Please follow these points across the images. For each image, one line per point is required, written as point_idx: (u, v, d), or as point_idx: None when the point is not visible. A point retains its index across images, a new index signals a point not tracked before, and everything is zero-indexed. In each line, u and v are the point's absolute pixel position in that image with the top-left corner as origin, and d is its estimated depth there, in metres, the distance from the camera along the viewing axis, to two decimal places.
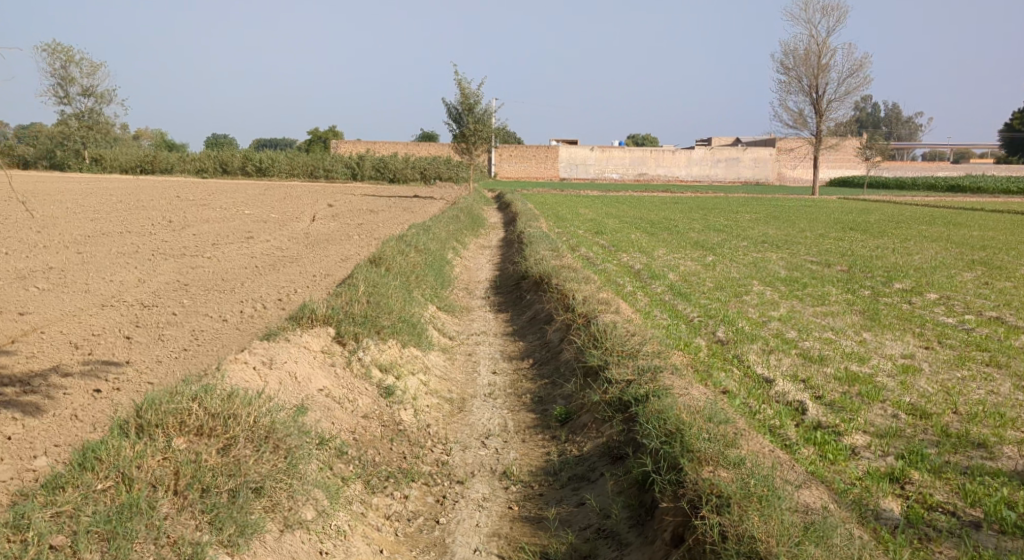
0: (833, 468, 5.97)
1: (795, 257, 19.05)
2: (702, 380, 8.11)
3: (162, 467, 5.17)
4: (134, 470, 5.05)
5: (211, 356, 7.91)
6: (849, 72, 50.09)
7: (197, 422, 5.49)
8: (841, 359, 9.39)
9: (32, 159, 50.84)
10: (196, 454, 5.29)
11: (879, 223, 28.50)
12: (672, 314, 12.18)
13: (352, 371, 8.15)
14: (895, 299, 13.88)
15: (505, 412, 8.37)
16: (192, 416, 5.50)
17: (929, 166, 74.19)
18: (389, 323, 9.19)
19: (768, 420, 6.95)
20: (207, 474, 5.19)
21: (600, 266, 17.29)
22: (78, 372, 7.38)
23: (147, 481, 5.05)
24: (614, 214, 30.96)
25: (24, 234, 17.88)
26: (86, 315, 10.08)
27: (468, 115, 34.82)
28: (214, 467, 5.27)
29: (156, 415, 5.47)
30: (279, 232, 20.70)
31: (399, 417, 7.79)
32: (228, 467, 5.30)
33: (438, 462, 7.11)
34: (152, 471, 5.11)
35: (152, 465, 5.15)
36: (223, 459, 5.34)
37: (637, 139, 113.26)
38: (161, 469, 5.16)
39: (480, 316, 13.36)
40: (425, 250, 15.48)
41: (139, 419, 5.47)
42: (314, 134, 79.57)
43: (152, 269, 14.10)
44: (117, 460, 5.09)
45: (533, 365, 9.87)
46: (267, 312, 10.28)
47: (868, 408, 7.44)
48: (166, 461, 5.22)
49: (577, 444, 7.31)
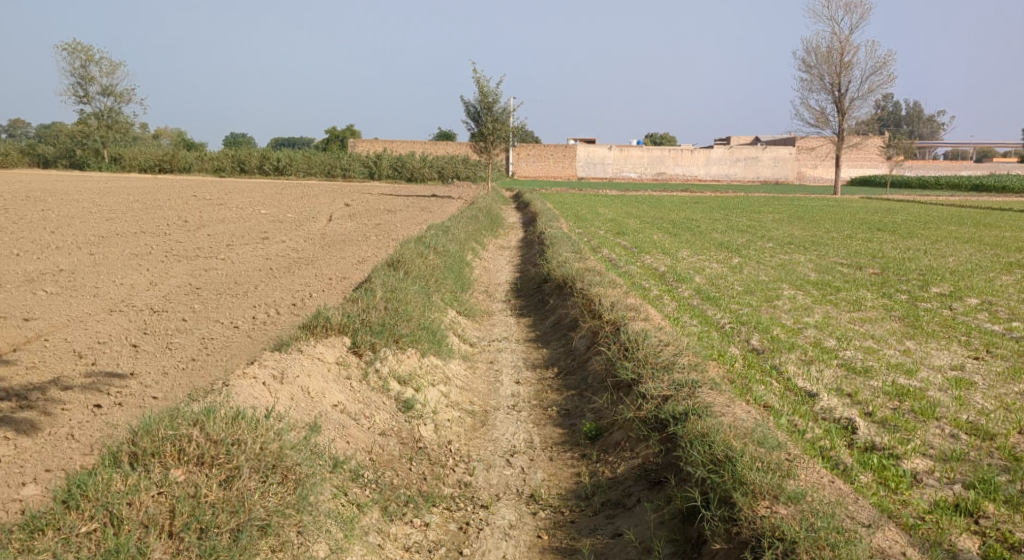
0: (898, 500, 5.49)
1: (823, 260, 18.45)
2: (741, 395, 7.58)
3: (157, 504, 4.73)
4: (125, 509, 4.64)
5: (219, 368, 7.46)
6: (873, 68, 49.07)
7: (197, 450, 5.02)
8: (888, 371, 8.79)
9: (52, 159, 50.77)
10: (195, 489, 4.83)
11: (907, 224, 27.78)
12: (702, 320, 11.62)
13: (369, 385, 7.67)
14: (935, 305, 13.26)
15: (530, 427, 7.87)
16: (192, 443, 5.03)
17: (953, 166, 72.87)
18: (408, 332, 8.70)
19: (818, 441, 6.42)
20: (206, 513, 4.73)
21: (623, 268, 16.77)
22: (77, 384, 6.95)
23: (138, 522, 4.62)
24: (635, 214, 30.37)
25: (36, 235, 17.52)
26: (92, 321, 9.68)
27: (486, 114, 34.22)
28: (215, 503, 4.81)
29: (154, 442, 5.01)
30: (295, 233, 20.27)
31: (419, 434, 7.32)
32: (230, 503, 4.84)
33: (460, 484, 6.63)
34: (144, 509, 4.68)
35: (145, 502, 4.72)
36: (225, 493, 4.88)
37: (654, 138, 112.24)
38: (156, 506, 4.72)
39: (501, 320, 12.87)
40: (443, 252, 14.99)
41: (134, 445, 5.02)
42: (332, 133, 79.14)
43: (164, 271, 13.72)
44: (107, 498, 4.67)
45: (558, 375, 9.37)
46: (281, 318, 9.84)
47: (924, 428, 6.88)
48: (161, 497, 4.77)
49: (610, 464, 6.80)
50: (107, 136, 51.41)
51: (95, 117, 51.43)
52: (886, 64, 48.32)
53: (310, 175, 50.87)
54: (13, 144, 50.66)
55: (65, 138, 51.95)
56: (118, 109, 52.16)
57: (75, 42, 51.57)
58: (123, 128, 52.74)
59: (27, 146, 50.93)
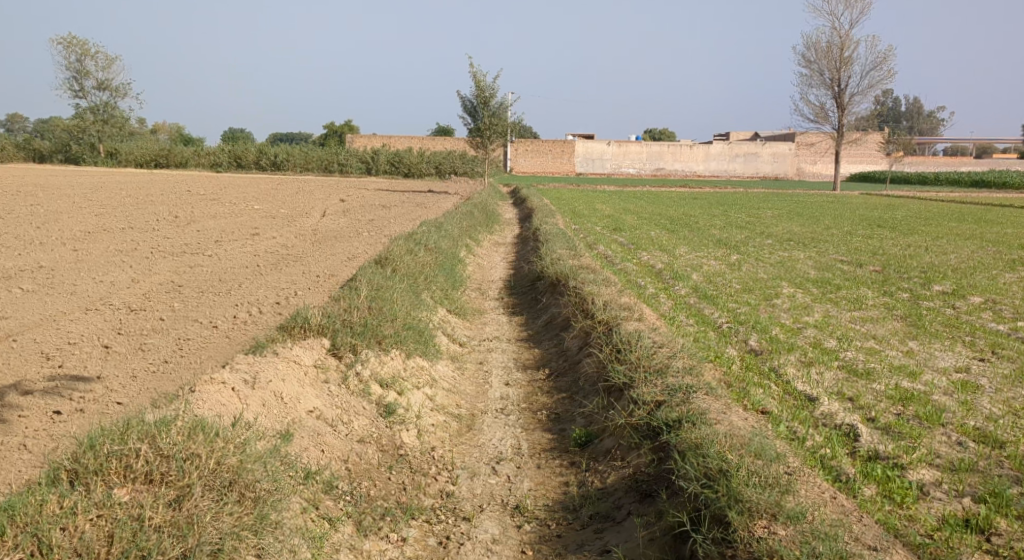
0: (904, 517, 5.16)
1: (823, 257, 18.06)
2: (739, 400, 7.24)
3: (94, 530, 4.40)
4: (57, 535, 4.32)
5: (190, 372, 7.11)
6: (873, 64, 48.64)
7: (145, 467, 4.74)
8: (891, 374, 8.44)
9: (48, 154, 50.46)
10: (139, 510, 4.52)
11: (908, 220, 27.42)
12: (699, 319, 11.30)
13: (349, 389, 7.32)
14: (937, 303, 12.91)
15: (518, 432, 7.52)
16: (139, 460, 4.74)
17: (953, 161, 72.58)
18: (392, 332, 8.36)
19: (819, 450, 6.09)
20: (149, 539, 4.40)
21: (619, 266, 16.45)
22: (39, 389, 6.59)
23: (71, 550, 4.30)
24: (633, 211, 30.02)
25: (21, 230, 17.16)
26: (66, 320, 9.30)
27: (483, 109, 33.86)
28: (160, 527, 4.49)
29: (98, 459, 4.72)
30: (286, 229, 19.91)
31: (400, 440, 6.97)
32: (177, 526, 4.51)
33: (442, 494, 6.28)
34: (79, 536, 4.36)
35: (80, 527, 4.40)
36: (173, 515, 4.56)
37: (653, 134, 111.28)
38: (92, 531, 4.40)
39: (493, 319, 12.52)
40: (435, 248, 14.65)
41: (75, 462, 4.74)
42: (330, 129, 79.02)
43: (147, 268, 13.35)
44: (37, 522, 4.35)
45: (549, 376, 9.02)
46: (263, 318, 9.48)
47: (931, 435, 6.54)
48: (100, 521, 4.45)
49: (600, 473, 6.45)
50: (103, 130, 50.78)
51: (91, 112, 50.05)
52: (886, 60, 47.93)
53: (307, 170, 50.41)
54: (9, 139, 50.30)
55: (61, 133, 51.55)
56: (114, 104, 51.68)
57: (71, 37, 51.16)
58: (120, 123, 51.43)
59: (23, 140, 50.58)
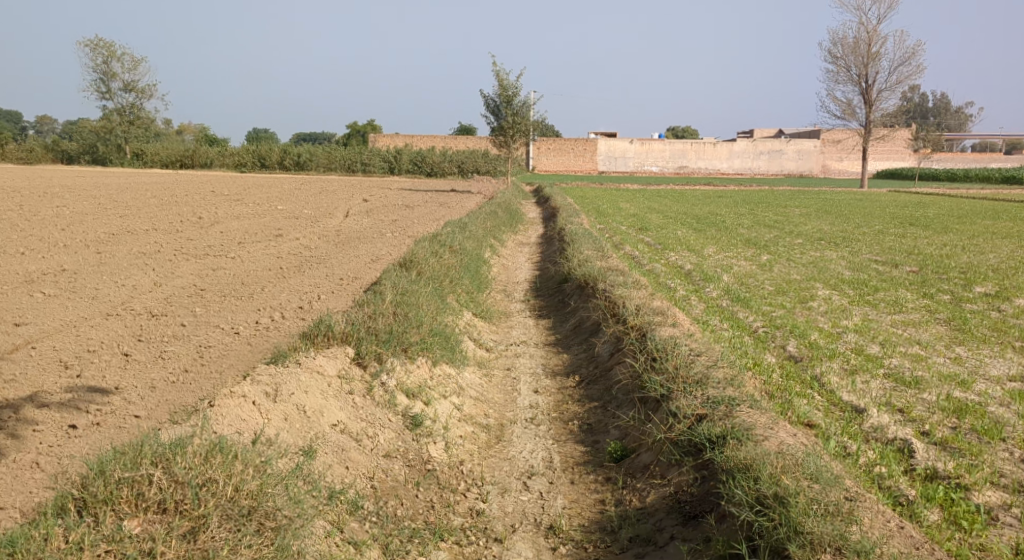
0: (976, 546, 4.97)
1: (857, 257, 17.57)
2: (783, 412, 6.86)
3: None
4: None
5: (210, 383, 6.84)
6: (902, 59, 47.81)
7: (158, 495, 4.49)
8: (941, 383, 8.01)
9: (75, 155, 50.80)
10: (150, 545, 4.28)
11: (941, 218, 26.85)
12: (733, 323, 10.90)
13: (373, 400, 7.01)
14: (981, 306, 12.41)
15: (550, 444, 7.19)
16: (153, 487, 4.50)
17: (984, 156, 71.10)
18: (418, 340, 8.06)
19: (874, 469, 5.76)
20: None
21: (647, 267, 16.06)
22: (55, 402, 6.34)
23: None
24: (659, 209, 29.61)
25: (46, 233, 17.04)
26: (86, 326, 9.07)
27: (506, 107, 33.56)
28: None
29: (107, 486, 4.47)
30: (309, 230, 19.70)
31: (427, 454, 6.66)
32: None
33: (472, 512, 5.97)
34: None
35: None
36: (187, 551, 4.32)
37: (676, 131, 110.71)
38: None
39: (519, 322, 12.19)
40: (460, 249, 14.35)
41: (83, 490, 4.49)
42: (353, 128, 79.19)
43: (170, 271, 13.16)
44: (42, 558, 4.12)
45: (580, 384, 8.68)
46: (286, 324, 9.23)
47: (992, 452, 6.14)
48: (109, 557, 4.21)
49: (638, 492, 6.11)
50: (129, 131, 51.09)
51: (117, 113, 50.53)
52: (915, 54, 47.22)
53: (330, 170, 50.29)
54: (37, 141, 50.67)
55: (88, 134, 51.73)
56: (140, 105, 51.79)
57: (97, 39, 51.32)
58: (146, 123, 51.67)
59: (51, 142, 50.94)
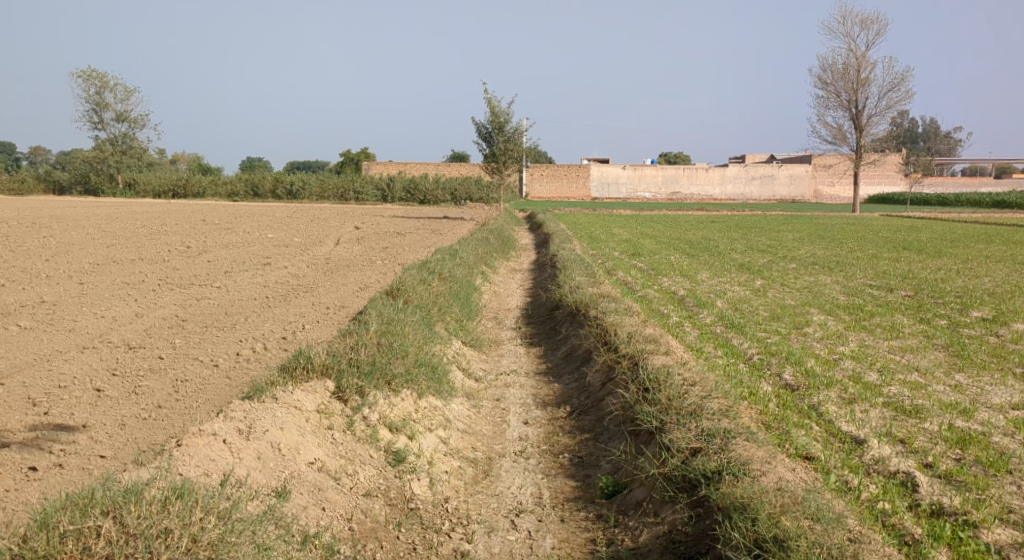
0: None
1: (851, 282, 17.36)
2: (780, 444, 6.59)
3: None
4: None
5: (183, 419, 6.55)
6: (891, 84, 48.01)
7: (106, 550, 4.24)
8: (943, 411, 7.75)
9: (67, 185, 50.52)
10: None
11: (934, 242, 26.69)
12: (727, 350, 10.64)
13: (354, 435, 6.73)
14: (978, 331, 12.18)
15: (540, 479, 6.90)
16: (101, 540, 4.25)
17: (974, 181, 71.39)
18: (403, 371, 7.79)
19: (878, 505, 5.50)
20: None
21: (640, 293, 15.84)
22: (18, 441, 6.05)
23: None
24: (652, 235, 29.45)
25: (29, 264, 16.74)
26: (60, 360, 8.77)
27: (498, 134, 33.46)
28: None
29: (50, 541, 4.21)
30: (299, 258, 19.45)
31: (410, 492, 6.36)
32: None
33: (456, 554, 5.67)
34: None
35: None
36: None
37: (668, 158, 111.28)
38: None
39: (510, 350, 11.92)
40: (450, 276, 14.11)
41: (24, 544, 4.23)
42: (347, 156, 79.39)
43: (152, 301, 12.88)
44: None
45: (571, 414, 8.39)
46: (268, 355, 8.94)
47: (999, 485, 5.88)
48: None
49: (631, 531, 5.83)
50: (121, 161, 51.02)
51: (110, 143, 50.57)
52: (904, 79, 47.44)
53: (323, 199, 50.05)
54: (30, 171, 50.44)
55: (80, 164, 51.47)
56: (133, 135, 51.57)
57: (89, 69, 51.21)
58: (138, 154, 51.63)
59: (43, 172, 50.67)
